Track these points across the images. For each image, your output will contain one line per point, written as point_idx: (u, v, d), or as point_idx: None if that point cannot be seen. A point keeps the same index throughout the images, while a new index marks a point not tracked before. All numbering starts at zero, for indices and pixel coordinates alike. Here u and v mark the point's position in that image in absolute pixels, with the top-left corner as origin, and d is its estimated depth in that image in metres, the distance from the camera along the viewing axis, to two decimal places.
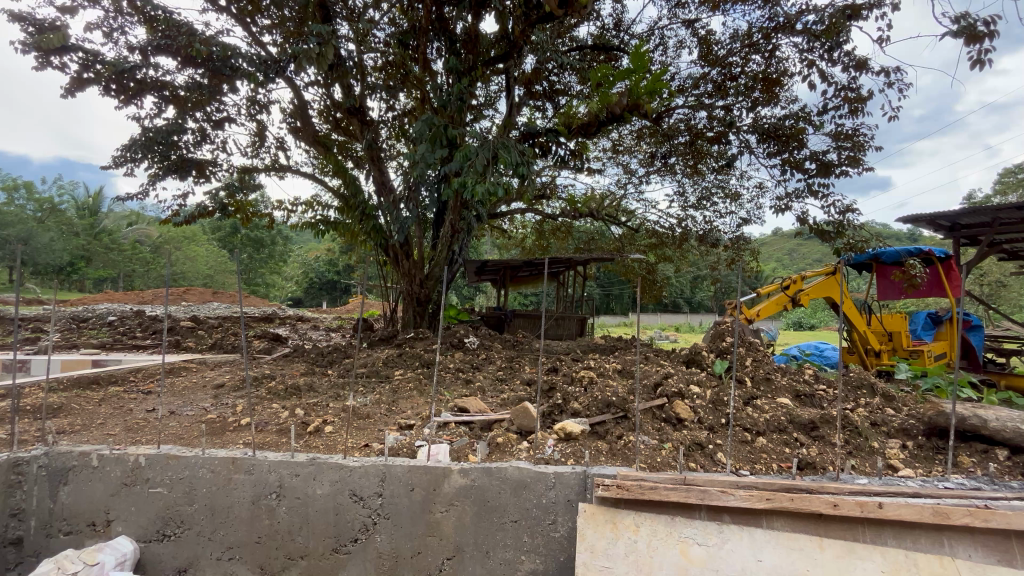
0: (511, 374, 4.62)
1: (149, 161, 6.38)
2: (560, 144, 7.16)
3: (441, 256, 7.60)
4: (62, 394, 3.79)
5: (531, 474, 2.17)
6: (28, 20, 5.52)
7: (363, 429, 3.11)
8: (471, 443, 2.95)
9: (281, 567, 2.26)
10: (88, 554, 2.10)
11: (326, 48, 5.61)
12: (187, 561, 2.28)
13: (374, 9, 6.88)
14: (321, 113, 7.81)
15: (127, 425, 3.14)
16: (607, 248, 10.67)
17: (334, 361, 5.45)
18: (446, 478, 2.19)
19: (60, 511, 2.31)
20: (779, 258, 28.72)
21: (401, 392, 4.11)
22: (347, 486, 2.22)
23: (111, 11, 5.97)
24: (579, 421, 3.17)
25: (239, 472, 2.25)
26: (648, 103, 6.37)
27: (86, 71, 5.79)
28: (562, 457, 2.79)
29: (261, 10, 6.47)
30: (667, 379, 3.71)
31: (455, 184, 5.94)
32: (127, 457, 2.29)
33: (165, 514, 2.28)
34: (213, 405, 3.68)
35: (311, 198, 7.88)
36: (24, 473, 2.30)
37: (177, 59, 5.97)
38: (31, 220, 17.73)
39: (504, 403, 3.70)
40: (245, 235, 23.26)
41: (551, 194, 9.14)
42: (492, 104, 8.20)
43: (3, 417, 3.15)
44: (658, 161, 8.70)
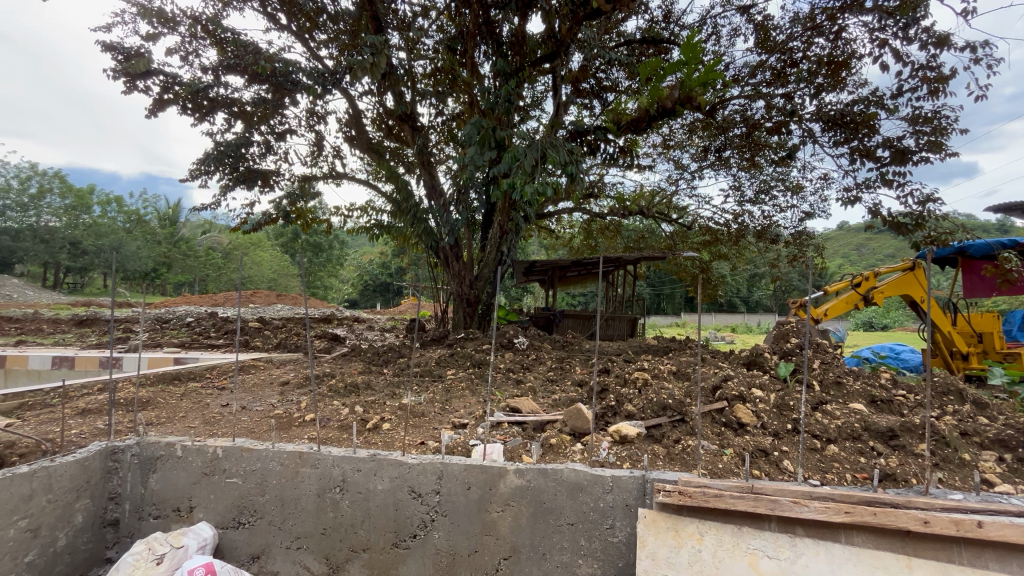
0: (562, 375, 4.59)
1: (221, 173, 6.86)
2: (609, 141, 7.04)
3: (490, 257, 7.66)
4: (150, 388, 4.15)
5: (587, 476, 2.13)
6: (118, 49, 6.09)
7: (418, 427, 3.18)
8: (525, 444, 2.94)
9: (344, 558, 2.34)
10: (174, 538, 2.28)
11: (379, 58, 5.82)
12: (260, 549, 2.41)
13: (423, 18, 7.05)
14: (375, 121, 8.10)
15: (204, 419, 3.38)
16: (659, 246, 10.37)
17: (389, 360, 5.62)
18: (502, 478, 2.19)
19: (150, 496, 2.51)
20: (846, 254, 26.88)
21: (454, 391, 4.18)
22: (406, 483, 2.27)
23: (187, 36, 6.47)
24: (635, 423, 3.10)
25: (306, 466, 2.36)
26: (701, 95, 6.15)
27: (166, 93, 6.30)
28: (618, 460, 2.72)
29: (318, 25, 6.79)
30: (727, 382, 3.55)
31: (504, 185, 5.97)
32: (207, 448, 2.46)
33: (240, 503, 2.42)
34: (280, 401, 3.89)
35: (366, 203, 8.19)
36: (120, 460, 2.53)
37: (244, 77, 6.37)
38: (121, 229, 19.51)
39: (556, 404, 3.67)
40: (305, 241, 24.55)
41: (599, 193, 9.00)
42: (538, 105, 8.19)
43: (102, 409, 3.47)
44: (711, 155, 8.35)
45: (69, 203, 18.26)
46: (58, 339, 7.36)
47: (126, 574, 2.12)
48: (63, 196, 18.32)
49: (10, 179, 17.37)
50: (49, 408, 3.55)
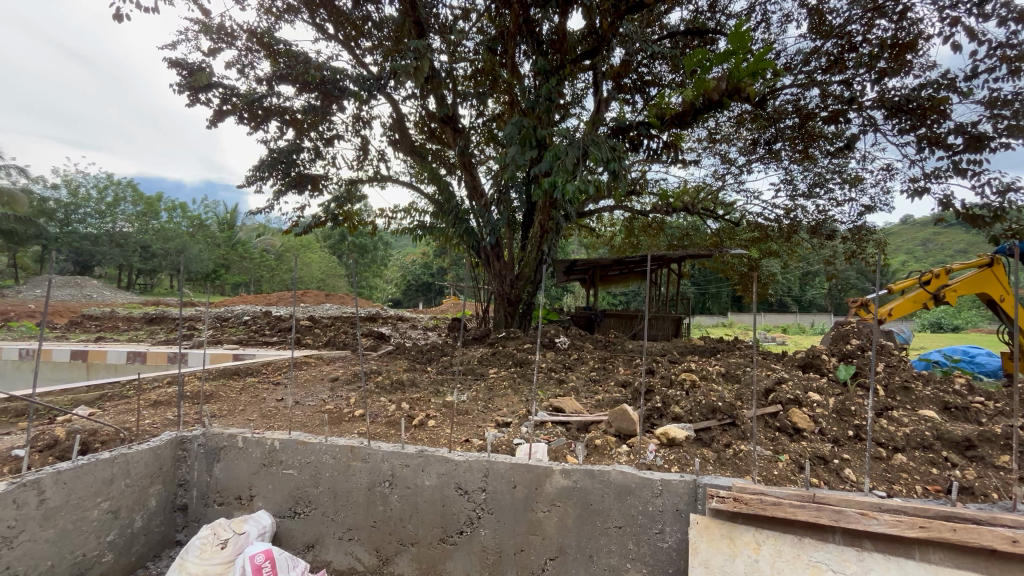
0: (605, 375, 4.52)
1: (274, 178, 7.20)
2: (652, 137, 6.87)
3: (531, 257, 7.66)
4: (213, 382, 4.42)
5: (635, 479, 2.09)
6: (183, 65, 6.52)
7: (463, 425, 3.22)
8: (569, 444, 2.91)
9: (394, 551, 2.40)
10: (236, 524, 2.41)
11: (422, 62, 5.93)
12: (314, 538, 2.51)
13: (464, 21, 7.13)
14: (417, 124, 8.27)
15: (262, 412, 3.56)
16: (704, 244, 10.04)
17: (432, 358, 5.73)
18: (548, 478, 2.18)
19: (214, 484, 2.66)
20: (911, 250, 25.08)
21: (497, 389, 4.20)
22: (453, 479, 2.30)
23: (244, 49, 6.84)
24: (683, 426, 3.01)
25: (358, 460, 2.43)
26: (751, 85, 5.89)
27: (225, 104, 6.68)
28: (666, 463, 2.65)
29: (364, 33, 7.00)
30: (781, 385, 3.39)
31: (545, 184, 5.95)
32: (265, 440, 2.58)
33: (296, 494, 2.53)
34: (330, 397, 4.04)
35: (410, 204, 8.37)
36: (188, 449, 2.70)
37: (295, 86, 6.66)
38: (185, 234, 20.85)
39: (600, 404, 3.63)
40: (352, 242, 25.41)
41: (641, 190, 8.81)
42: (579, 102, 8.10)
43: (171, 401, 3.72)
44: (761, 148, 7.98)
45: (139, 210, 19.67)
46: (132, 336, 7.96)
47: (194, 556, 2.24)
48: (135, 204, 19.80)
49: (90, 189, 18.91)
50: (126, 400, 3.84)
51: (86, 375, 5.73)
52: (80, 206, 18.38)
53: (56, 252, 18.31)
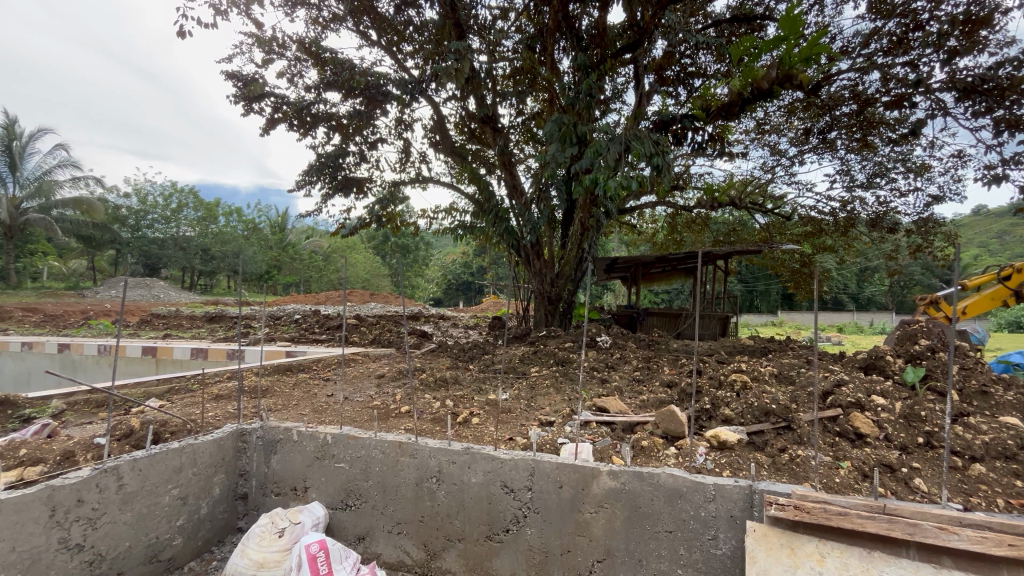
0: (650, 375, 4.41)
1: (322, 183, 7.47)
2: (697, 130, 6.63)
3: (571, 254, 7.59)
4: (268, 378, 4.64)
5: (686, 483, 2.03)
6: (238, 77, 6.87)
7: (507, 423, 3.23)
8: (614, 444, 2.85)
9: (441, 547, 2.44)
10: (292, 514, 2.51)
11: (462, 62, 5.99)
12: (365, 530, 2.59)
13: (503, 20, 7.15)
14: (457, 125, 8.37)
15: (314, 407, 3.70)
16: (752, 240, 9.63)
17: (474, 357, 5.78)
18: (595, 479, 2.15)
19: (272, 475, 2.79)
20: (986, 243, 23.07)
21: (539, 388, 4.19)
22: (499, 477, 2.30)
23: (294, 58, 7.13)
24: (734, 429, 2.89)
25: (406, 455, 2.48)
26: (804, 72, 5.59)
27: (277, 112, 6.99)
28: (716, 467, 2.56)
29: (405, 38, 7.14)
30: (841, 388, 3.21)
31: (587, 181, 5.87)
32: (318, 434, 2.67)
33: (347, 487, 2.61)
34: (377, 393, 4.15)
35: (450, 205, 8.48)
36: (247, 441, 2.84)
37: (342, 92, 6.88)
38: (241, 237, 21.99)
39: (645, 405, 3.55)
40: (395, 243, 26.05)
41: (685, 185, 8.55)
42: (619, 97, 7.95)
43: (231, 395, 3.94)
44: (814, 137, 7.56)
45: (200, 215, 20.90)
46: (195, 333, 8.47)
47: (255, 543, 2.35)
48: (196, 210, 21.06)
49: (157, 196, 20.27)
50: (191, 393, 4.09)
51: (156, 370, 6.15)
52: (148, 212, 19.73)
53: (128, 256, 19.76)
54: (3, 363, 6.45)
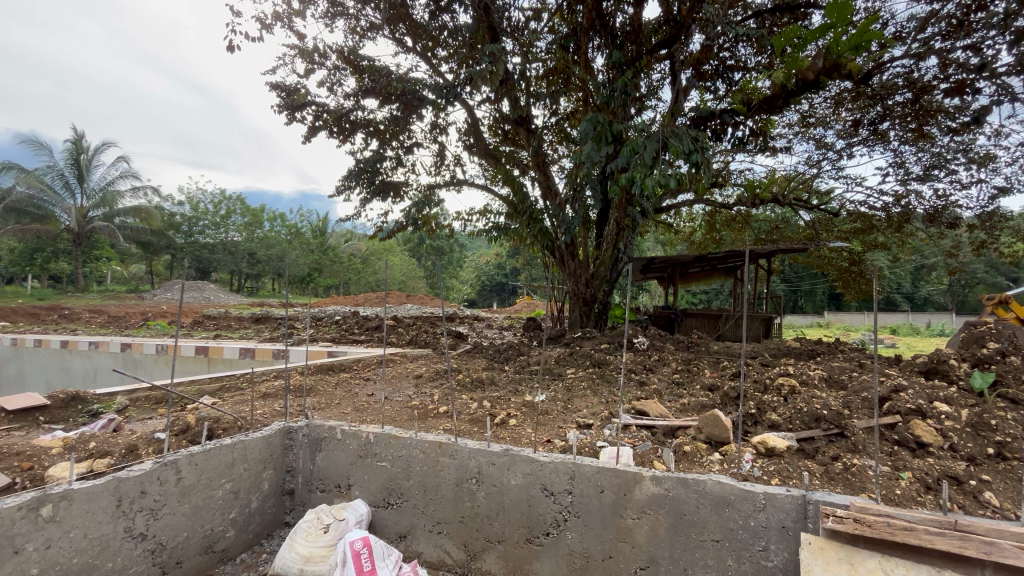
0: (690, 378, 4.30)
1: (361, 187, 7.66)
2: (738, 125, 6.42)
3: (607, 255, 7.49)
4: (311, 377, 4.80)
5: (734, 491, 1.96)
6: (281, 87, 7.15)
7: (544, 425, 3.21)
8: (655, 449, 2.79)
9: (481, 548, 2.45)
10: (337, 511, 2.58)
11: (496, 65, 6.02)
12: (406, 529, 2.63)
13: (536, 21, 7.14)
14: (491, 128, 8.42)
15: (355, 406, 3.80)
16: (797, 237, 9.23)
17: (509, 358, 5.79)
18: (637, 484, 2.10)
19: (317, 472, 2.87)
20: None
21: (576, 390, 4.15)
22: (539, 480, 2.29)
23: (333, 67, 7.35)
24: (783, 435, 2.77)
25: (446, 456, 2.50)
26: (853, 60, 5.31)
27: (318, 120, 7.23)
28: (764, 475, 2.45)
29: (439, 43, 7.24)
30: (899, 394, 3.02)
31: (623, 180, 5.78)
32: (361, 433, 2.73)
33: (389, 486, 2.66)
34: (415, 393, 4.22)
35: (485, 206, 8.54)
36: (294, 438, 2.94)
37: (379, 99, 7.05)
38: (285, 241, 22.88)
39: (686, 408, 3.45)
40: (430, 245, 26.48)
41: (725, 181, 8.28)
42: (655, 94, 7.78)
43: (278, 393, 4.09)
44: (864, 129, 7.17)
45: (247, 220, 21.88)
46: (243, 334, 8.87)
47: (302, 538, 2.42)
48: (243, 215, 22.04)
49: (208, 204, 21.34)
50: (240, 391, 4.28)
51: (207, 368, 6.47)
52: (199, 219, 20.80)
53: (182, 260, 20.90)
54: (73, 361, 6.94)
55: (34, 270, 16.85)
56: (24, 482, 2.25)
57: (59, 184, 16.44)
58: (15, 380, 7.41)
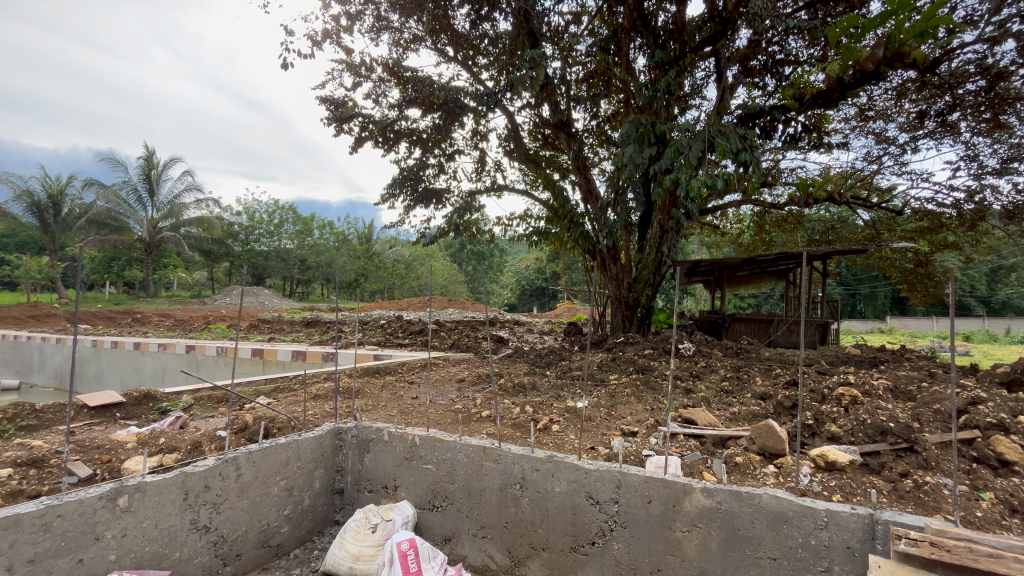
0: (740, 386, 4.13)
1: (405, 195, 7.86)
2: (789, 121, 6.14)
3: (649, 258, 7.35)
4: (359, 379, 4.95)
5: (793, 507, 1.87)
6: (330, 101, 7.46)
7: (588, 431, 3.17)
8: (704, 459, 2.69)
9: (525, 554, 2.44)
10: (384, 511, 2.64)
11: (537, 70, 6.05)
12: (451, 532, 2.65)
13: (576, 25, 7.12)
14: (532, 132, 8.43)
15: (400, 408, 3.89)
16: (855, 238, 8.71)
17: (551, 362, 5.76)
18: (687, 496, 2.04)
19: (365, 472, 2.96)
20: None
21: (619, 396, 4.07)
22: (584, 488, 2.26)
23: (378, 80, 7.60)
24: (845, 448, 2.61)
25: (490, 460, 2.51)
26: (918, 48, 4.97)
27: (364, 131, 7.49)
28: (824, 490, 2.31)
29: (480, 52, 7.34)
30: (977, 408, 2.78)
31: (667, 182, 5.65)
32: (407, 435, 2.79)
33: (434, 489, 2.70)
34: (458, 397, 4.27)
35: (525, 211, 8.57)
36: (343, 439, 3.03)
37: (422, 108, 7.22)
38: (333, 247, 23.78)
39: (736, 417, 3.31)
40: (471, 250, 26.86)
41: (775, 180, 7.94)
42: (699, 93, 7.57)
43: (328, 395, 4.25)
44: (931, 121, 6.69)
45: (298, 228, 22.92)
46: (295, 337, 9.27)
47: (351, 536, 2.50)
48: (295, 224, 23.09)
49: (263, 213, 22.51)
50: (293, 392, 4.47)
51: (262, 370, 6.80)
52: (255, 228, 21.98)
53: (240, 267, 22.14)
54: (144, 362, 7.47)
55: (112, 277, 18.32)
56: (103, 473, 2.43)
57: (132, 197, 17.78)
58: (95, 379, 8.05)
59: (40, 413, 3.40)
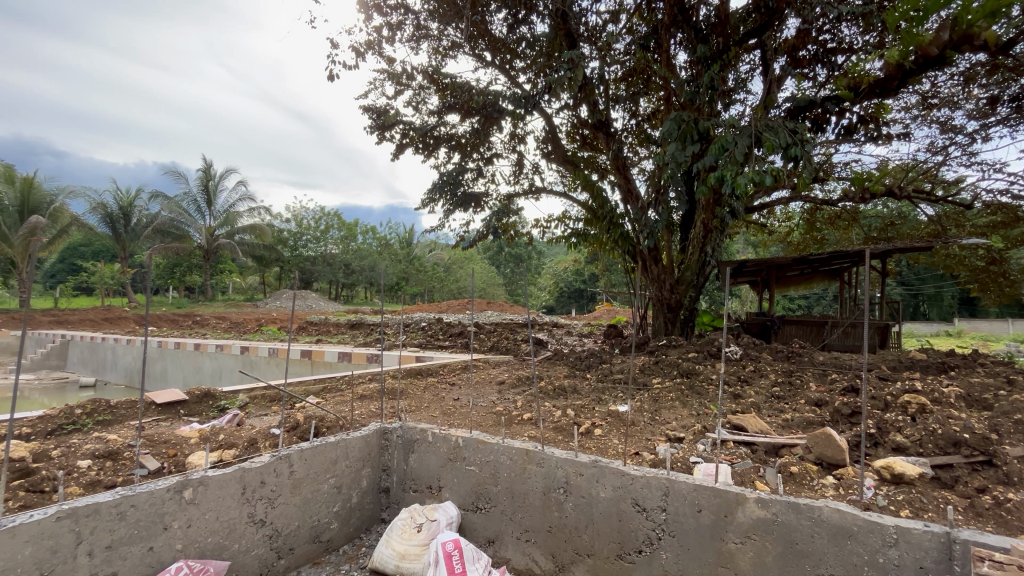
0: (793, 392, 3.93)
1: (444, 200, 7.98)
2: (844, 113, 5.81)
3: (692, 259, 7.14)
4: (402, 381, 5.06)
5: (857, 522, 1.76)
6: (373, 110, 7.68)
7: (632, 436, 3.10)
8: (757, 468, 2.58)
9: (570, 560, 2.41)
10: (429, 511, 2.68)
11: (575, 70, 6.01)
12: (494, 534, 2.66)
13: (614, 24, 7.02)
14: (569, 134, 8.37)
15: (442, 409, 3.94)
16: (918, 235, 8.15)
17: (592, 365, 5.68)
18: (740, 506, 1.96)
19: (410, 472, 3.01)
20: None
21: (663, 400, 3.97)
22: (630, 494, 2.21)
23: (418, 87, 7.76)
24: (914, 460, 2.43)
25: (533, 463, 2.50)
26: (989, 29, 4.60)
27: (405, 138, 7.67)
28: (891, 505, 2.16)
29: (517, 55, 7.36)
30: None
31: (711, 180, 5.46)
32: (450, 437, 2.82)
33: (477, 490, 2.71)
34: (499, 399, 4.28)
35: (563, 213, 8.52)
36: (389, 438, 3.10)
37: (461, 114, 7.31)
38: (376, 252, 24.45)
39: (789, 424, 3.16)
40: (509, 253, 27.01)
41: (828, 175, 7.54)
42: (744, 87, 7.29)
43: (373, 395, 4.36)
44: (1005, 106, 6.17)
45: (343, 234, 23.73)
46: (341, 339, 9.58)
47: (397, 535, 2.55)
48: (340, 229, 23.90)
49: (310, 220, 23.45)
50: (340, 392, 4.62)
51: (311, 370, 7.07)
52: (303, 234, 22.90)
53: (289, 271, 23.15)
54: (203, 362, 7.92)
55: (175, 282, 19.57)
56: (170, 467, 2.59)
57: (192, 208, 18.93)
58: (160, 377, 8.60)
59: (115, 409, 3.67)
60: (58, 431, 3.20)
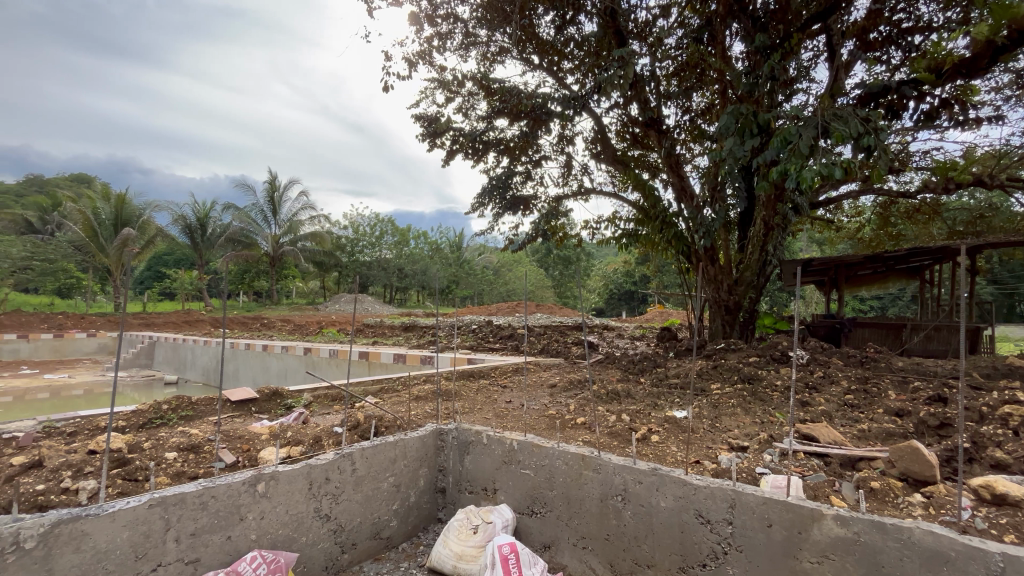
0: (870, 400, 3.64)
1: (493, 204, 8.06)
2: (923, 97, 5.34)
3: (753, 258, 6.81)
4: (455, 382, 5.15)
5: (954, 546, 1.60)
6: (424, 118, 7.89)
7: (691, 443, 2.98)
8: (831, 482, 2.40)
9: (629, 570, 2.34)
10: (484, 513, 2.70)
11: (626, 68, 5.89)
12: (550, 539, 2.64)
13: (664, 18, 6.83)
14: (619, 133, 8.23)
15: (494, 412, 3.96)
16: (1013, 229, 7.35)
17: (646, 369, 5.53)
18: (816, 522, 1.83)
19: (466, 473, 3.05)
20: None
21: (724, 406, 3.79)
22: (693, 505, 2.12)
23: (467, 93, 7.90)
24: (1019, 479, 2.17)
25: (589, 469, 2.46)
26: None
27: (455, 144, 7.83)
28: (992, 528, 1.94)
29: (564, 56, 7.32)
30: None
31: (773, 175, 5.16)
32: (505, 440, 2.83)
33: (533, 494, 2.70)
34: (552, 402, 4.25)
35: (614, 214, 8.37)
36: (445, 440, 3.16)
37: (509, 118, 7.37)
38: (428, 256, 25.07)
39: (867, 435, 2.92)
40: (558, 255, 26.91)
41: (905, 165, 6.96)
42: (807, 75, 6.88)
43: (428, 397, 4.46)
44: None
45: (397, 239, 24.53)
46: (395, 340, 9.90)
47: (454, 535, 2.59)
48: (394, 235, 24.71)
49: (366, 226, 24.42)
50: (397, 392, 4.76)
51: (368, 371, 7.35)
52: (360, 240, 23.89)
53: (347, 276, 24.22)
54: (270, 362, 8.43)
55: (245, 287, 21.01)
56: (245, 461, 2.76)
57: (260, 217, 20.28)
58: (233, 377, 9.24)
59: (196, 405, 3.96)
60: (148, 425, 3.50)
